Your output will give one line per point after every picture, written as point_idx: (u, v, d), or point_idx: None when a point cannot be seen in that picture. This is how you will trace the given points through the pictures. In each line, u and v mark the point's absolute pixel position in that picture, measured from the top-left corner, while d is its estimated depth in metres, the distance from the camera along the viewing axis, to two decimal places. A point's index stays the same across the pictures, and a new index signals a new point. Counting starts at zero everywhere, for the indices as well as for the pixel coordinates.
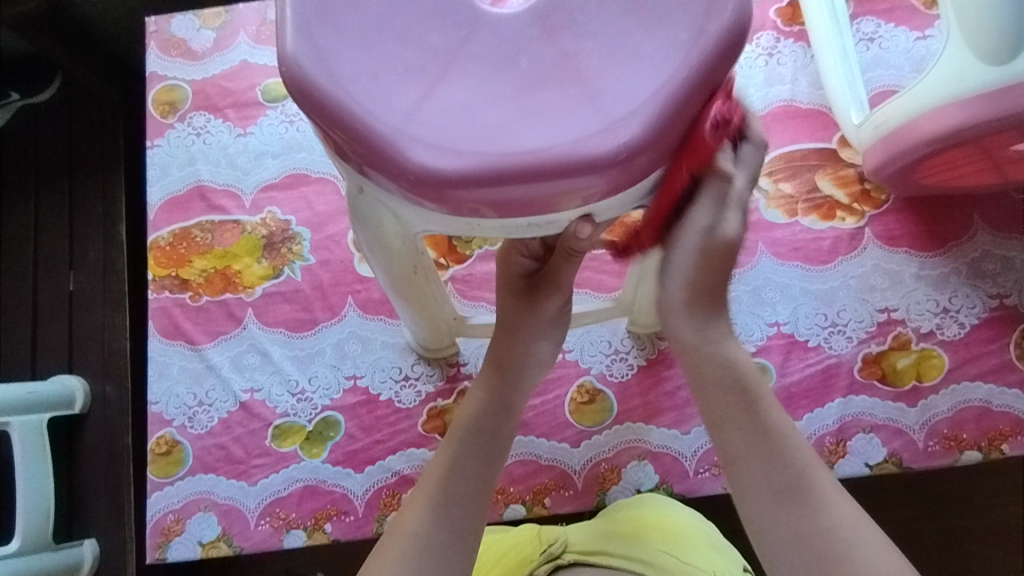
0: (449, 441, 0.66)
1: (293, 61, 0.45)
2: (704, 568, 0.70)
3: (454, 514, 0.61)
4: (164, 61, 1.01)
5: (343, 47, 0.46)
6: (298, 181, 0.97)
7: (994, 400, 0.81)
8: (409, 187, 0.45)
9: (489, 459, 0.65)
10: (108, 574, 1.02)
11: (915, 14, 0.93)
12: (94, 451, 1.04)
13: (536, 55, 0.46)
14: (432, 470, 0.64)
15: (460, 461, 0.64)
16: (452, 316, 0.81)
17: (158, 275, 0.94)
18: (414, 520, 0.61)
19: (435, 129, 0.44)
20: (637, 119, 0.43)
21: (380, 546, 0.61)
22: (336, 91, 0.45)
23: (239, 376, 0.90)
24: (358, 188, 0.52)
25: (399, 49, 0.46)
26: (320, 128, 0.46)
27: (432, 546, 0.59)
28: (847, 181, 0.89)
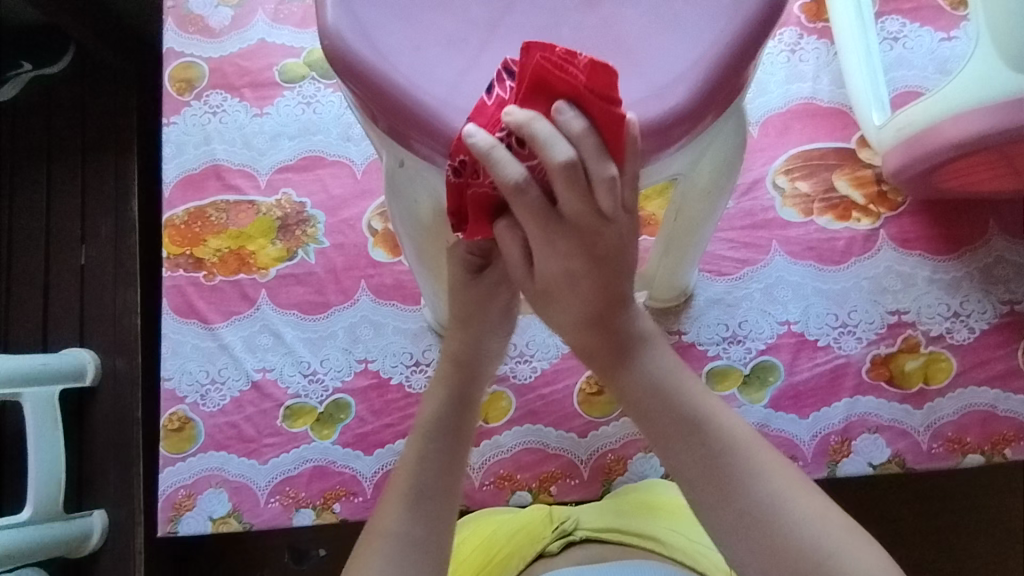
0: (416, 439, 0.60)
1: (339, 36, 0.47)
2: (711, 545, 0.68)
3: (426, 509, 0.56)
4: (181, 37, 1.00)
5: (386, 22, 0.48)
6: (313, 163, 0.97)
7: (1000, 405, 0.82)
8: (455, 159, 0.47)
9: (451, 448, 0.60)
10: (116, 544, 1.04)
11: (940, 15, 0.92)
12: (104, 423, 1.06)
13: (576, 24, 0.48)
14: (399, 471, 0.59)
15: (428, 456, 0.59)
16: None
17: (173, 253, 0.94)
18: (389, 519, 0.55)
19: (478, 100, 0.47)
20: (682, 84, 0.46)
21: (354, 552, 0.55)
22: (382, 66, 0.47)
23: (252, 356, 0.91)
24: (399, 162, 0.54)
25: (442, 21, 0.48)
26: (364, 101, 0.48)
27: (414, 538, 0.55)
28: (864, 182, 0.89)
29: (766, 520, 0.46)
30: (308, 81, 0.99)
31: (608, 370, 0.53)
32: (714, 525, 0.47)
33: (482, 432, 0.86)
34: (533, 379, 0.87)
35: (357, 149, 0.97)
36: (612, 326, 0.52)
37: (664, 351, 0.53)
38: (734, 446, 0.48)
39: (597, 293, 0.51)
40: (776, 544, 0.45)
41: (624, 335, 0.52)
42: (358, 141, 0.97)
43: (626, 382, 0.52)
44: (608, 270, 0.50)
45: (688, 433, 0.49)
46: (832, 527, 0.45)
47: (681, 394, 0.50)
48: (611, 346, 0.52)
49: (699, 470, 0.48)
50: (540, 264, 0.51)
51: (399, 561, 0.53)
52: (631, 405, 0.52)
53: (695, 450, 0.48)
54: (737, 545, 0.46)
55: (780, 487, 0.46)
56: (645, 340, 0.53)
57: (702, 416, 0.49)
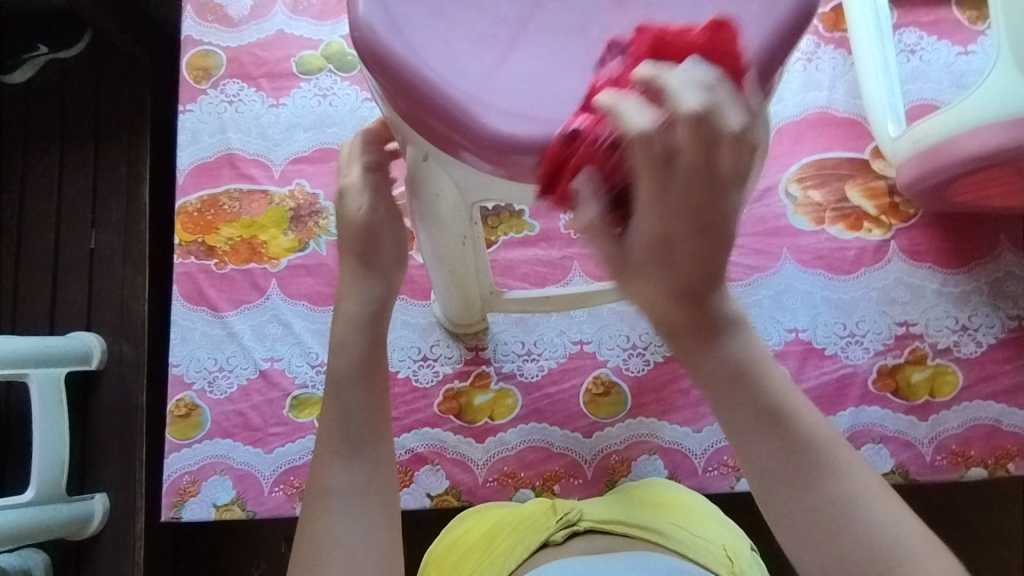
0: (334, 392, 0.57)
1: (367, 28, 0.47)
2: (713, 540, 0.70)
3: (365, 453, 0.55)
4: (200, 26, 1.01)
5: (418, 17, 0.48)
6: (328, 155, 0.97)
7: (1005, 420, 0.82)
8: (480, 152, 0.47)
9: (370, 392, 0.57)
10: (117, 528, 1.04)
11: (958, 29, 0.92)
12: (108, 406, 1.06)
13: (609, 25, 0.48)
14: (328, 420, 0.56)
15: (349, 401, 0.56)
16: (488, 290, 0.79)
17: (185, 240, 0.94)
18: (333, 475, 0.54)
19: (507, 97, 0.46)
20: None
21: (304, 514, 0.54)
22: (412, 60, 0.46)
23: (261, 345, 0.91)
24: (423, 156, 0.53)
25: (473, 18, 0.48)
26: (392, 96, 0.48)
27: (362, 491, 0.54)
28: (876, 193, 0.89)
29: (844, 518, 0.45)
30: (325, 73, 0.99)
31: (689, 356, 0.46)
32: (791, 524, 0.46)
33: (487, 428, 0.86)
34: (541, 378, 0.87)
35: None
36: (705, 302, 0.44)
37: (749, 331, 0.47)
38: (816, 443, 0.46)
39: (677, 276, 0.41)
40: (854, 548, 0.45)
41: (714, 320, 0.45)
42: None
43: (708, 367, 0.46)
44: (694, 254, 0.40)
45: (767, 428, 0.47)
46: (910, 535, 0.45)
47: (764, 385, 0.47)
48: (700, 325, 0.45)
49: (780, 467, 0.46)
50: (630, 232, 0.41)
51: (352, 513, 0.53)
52: (709, 388, 0.47)
53: (774, 445, 0.46)
54: (811, 544, 0.46)
55: (861, 491, 0.46)
56: (734, 322, 0.46)
57: (781, 409, 0.47)
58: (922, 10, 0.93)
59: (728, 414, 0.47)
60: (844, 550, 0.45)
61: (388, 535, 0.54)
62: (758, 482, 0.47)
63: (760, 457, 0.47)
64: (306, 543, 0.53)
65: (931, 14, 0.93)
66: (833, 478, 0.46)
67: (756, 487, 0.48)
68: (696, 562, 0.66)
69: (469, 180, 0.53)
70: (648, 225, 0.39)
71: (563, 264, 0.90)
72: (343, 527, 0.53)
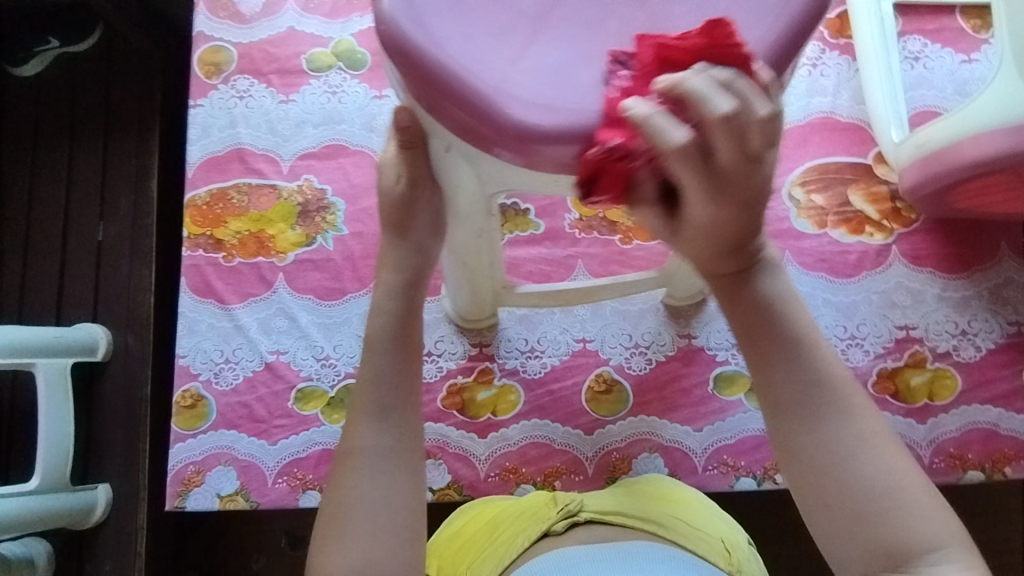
0: (369, 353, 0.62)
1: (391, 21, 0.47)
2: (712, 533, 0.71)
3: (392, 418, 0.60)
4: (212, 22, 1.02)
5: (438, 9, 0.48)
6: (336, 152, 0.98)
7: (1002, 424, 0.83)
8: (502, 142, 0.48)
9: (402, 358, 0.61)
10: (120, 518, 1.05)
11: (962, 37, 0.93)
12: (113, 397, 1.07)
13: (626, 19, 0.49)
14: (361, 382, 0.61)
15: (382, 367, 0.61)
16: (501, 283, 0.80)
17: (193, 232, 0.95)
18: (363, 435, 0.59)
19: (532, 87, 0.47)
20: None
21: (334, 472, 0.59)
22: (434, 52, 0.47)
23: (267, 338, 0.92)
24: (444, 147, 0.55)
25: (493, 12, 0.49)
26: (416, 87, 0.48)
27: (386, 450, 0.59)
28: (878, 198, 0.90)
29: (846, 453, 0.53)
30: (335, 71, 1.00)
31: (727, 292, 0.57)
32: (798, 448, 0.55)
33: (490, 423, 0.87)
34: (544, 374, 0.88)
35: (380, 140, 0.98)
36: (744, 253, 0.55)
37: (782, 278, 0.58)
38: (831, 380, 0.55)
39: (719, 243, 0.53)
40: (853, 481, 0.53)
41: (747, 265, 0.56)
42: (381, 133, 0.99)
43: (742, 302, 0.57)
44: (743, 222, 0.50)
45: (789, 360, 0.56)
46: (907, 477, 0.53)
47: (790, 322, 0.56)
48: (739, 269, 0.56)
49: (794, 397, 0.55)
50: (686, 219, 0.51)
51: (375, 471, 0.58)
52: (743, 326, 0.57)
53: (794, 376, 0.55)
54: (815, 470, 0.54)
55: (862, 431, 0.54)
56: (767, 268, 0.57)
57: (803, 345, 0.56)
58: (927, 18, 0.94)
59: (760, 349, 0.56)
60: (837, 476, 0.53)
61: (405, 495, 0.58)
62: (776, 406, 0.56)
63: (783, 385, 0.55)
64: (332, 497, 0.58)
65: (935, 22, 0.94)
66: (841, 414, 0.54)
67: (775, 419, 0.56)
68: (694, 553, 0.68)
69: (492, 168, 0.54)
70: (706, 209, 0.49)
71: (568, 262, 0.91)
72: (364, 486, 0.58)
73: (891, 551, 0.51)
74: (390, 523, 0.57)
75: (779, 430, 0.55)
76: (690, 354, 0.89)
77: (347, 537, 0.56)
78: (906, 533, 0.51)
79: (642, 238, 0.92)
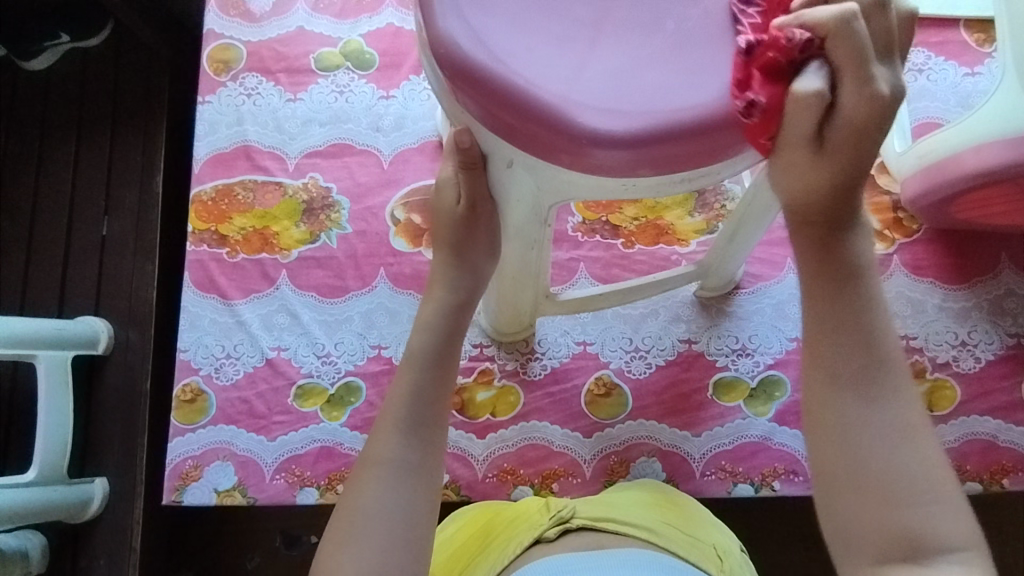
0: (406, 369, 0.63)
1: (449, 42, 0.47)
2: (705, 539, 0.71)
3: (421, 433, 0.60)
4: (223, 20, 1.03)
5: (496, 25, 0.48)
6: (342, 151, 0.99)
7: (1001, 435, 0.83)
8: (576, 151, 0.48)
9: (437, 378, 0.63)
10: (116, 513, 1.05)
11: (965, 50, 0.94)
12: (113, 391, 1.07)
13: (680, 20, 0.50)
14: (394, 396, 0.62)
15: (418, 382, 0.62)
16: (542, 294, 0.80)
17: (198, 228, 0.96)
18: (387, 445, 0.59)
19: (599, 94, 0.47)
20: None
21: (353, 474, 0.60)
22: (498, 69, 0.47)
23: (268, 334, 0.93)
24: (506, 163, 0.54)
25: (550, 23, 0.48)
26: (479, 107, 0.48)
27: (408, 464, 0.59)
28: (880, 207, 0.90)
29: (879, 434, 0.52)
30: (343, 71, 1.01)
31: (818, 242, 0.52)
32: (842, 420, 0.52)
33: (489, 424, 0.87)
34: (543, 376, 0.89)
35: (386, 140, 0.99)
36: (847, 200, 0.50)
37: (869, 243, 0.54)
38: (888, 361, 0.53)
39: (848, 172, 0.48)
40: (882, 462, 0.51)
41: (841, 219, 0.52)
42: (388, 133, 0.99)
43: (833, 256, 0.52)
44: (875, 149, 0.47)
45: (853, 331, 0.53)
46: (932, 470, 0.51)
47: (867, 290, 0.53)
48: (830, 223, 0.52)
49: (847, 369, 0.53)
50: (832, 126, 0.46)
51: (393, 482, 0.58)
52: (824, 277, 0.53)
53: (857, 346, 0.53)
54: (853, 444, 0.52)
55: (904, 422, 0.52)
56: (858, 229, 0.53)
57: (872, 320, 0.53)
58: (931, 31, 0.95)
59: (828, 308, 0.53)
60: (868, 462, 0.51)
61: (421, 508, 0.58)
62: (829, 376, 0.53)
63: (841, 351, 0.53)
64: (347, 501, 0.58)
65: (939, 34, 0.95)
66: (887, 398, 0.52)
67: (825, 386, 0.53)
68: (687, 560, 0.67)
69: (555, 181, 0.54)
70: (859, 114, 0.45)
71: (570, 265, 0.92)
72: (381, 493, 0.57)
73: (907, 543, 0.50)
74: (399, 537, 0.56)
75: (825, 395, 0.53)
76: (690, 360, 0.89)
77: (353, 544, 0.55)
78: (928, 527, 0.50)
79: (644, 243, 0.92)
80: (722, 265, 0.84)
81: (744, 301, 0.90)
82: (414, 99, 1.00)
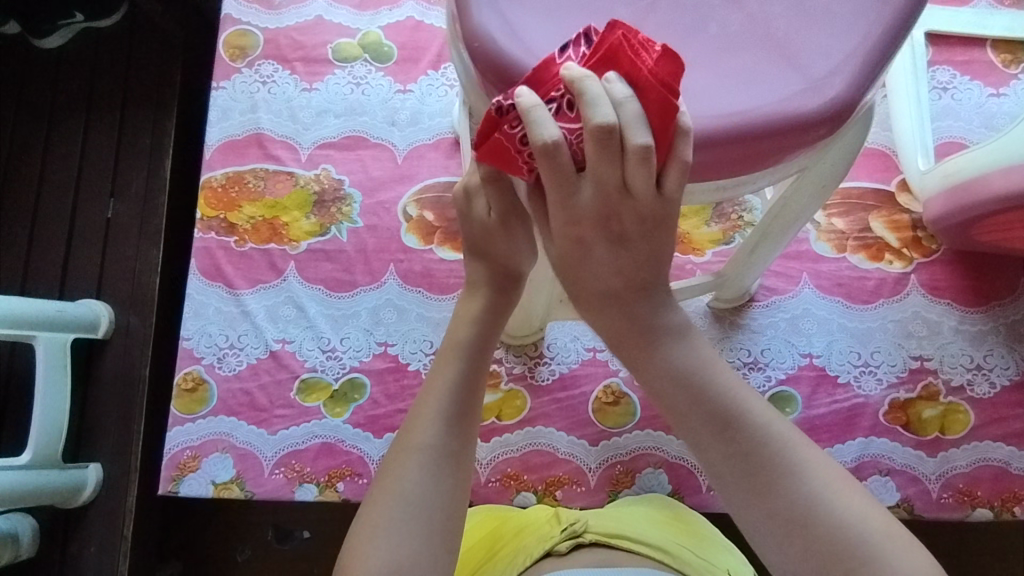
0: (447, 359, 0.61)
1: (485, 37, 0.46)
2: (719, 564, 0.69)
3: (461, 425, 0.58)
4: (241, 6, 1.02)
5: (535, 22, 0.46)
6: (356, 143, 0.97)
7: (1014, 462, 0.82)
8: None
9: (475, 369, 0.61)
10: (107, 500, 1.03)
11: (992, 70, 0.93)
12: (111, 377, 1.06)
13: (724, 21, 0.47)
14: (433, 385, 0.60)
15: (460, 375, 0.60)
16: (559, 297, 0.78)
17: (207, 214, 0.94)
18: (426, 432, 0.57)
19: None
20: (840, 77, 0.46)
21: (385, 460, 0.57)
22: (534, 66, 0.45)
23: (273, 326, 0.91)
24: None
25: (590, 22, 0.47)
26: None
27: (445, 454, 0.56)
28: (899, 226, 0.89)
29: (803, 518, 0.49)
30: (360, 63, 1.00)
31: (640, 361, 0.54)
32: (749, 515, 0.51)
33: (493, 428, 0.85)
34: (552, 382, 0.87)
35: (401, 134, 0.98)
36: (642, 311, 0.53)
37: (693, 341, 0.54)
38: (767, 444, 0.50)
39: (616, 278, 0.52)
40: (816, 542, 0.48)
41: (654, 326, 0.53)
42: (403, 127, 0.98)
43: (654, 374, 0.54)
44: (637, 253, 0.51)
45: (711, 426, 0.52)
46: (868, 520, 0.48)
47: (715, 389, 0.52)
48: (641, 330, 0.54)
49: (733, 463, 0.51)
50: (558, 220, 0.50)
51: (430, 470, 0.55)
52: (659, 397, 0.54)
53: (719, 444, 0.51)
54: (772, 538, 0.50)
55: (820, 484, 0.49)
56: (674, 333, 0.54)
57: (733, 413, 0.51)
58: (957, 49, 0.94)
59: (683, 424, 0.53)
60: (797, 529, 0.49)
61: (455, 503, 0.56)
62: (722, 485, 0.52)
63: (714, 454, 0.52)
64: (382, 487, 0.56)
65: (965, 54, 0.94)
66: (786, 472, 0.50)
67: (725, 493, 0.52)
68: None
69: None
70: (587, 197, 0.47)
71: None
72: (419, 481, 0.55)
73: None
74: (435, 526, 0.54)
75: (727, 502, 0.52)
76: None
77: (387, 530, 0.53)
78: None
79: None
80: (738, 278, 0.80)
81: (763, 313, 0.87)
82: (431, 94, 0.99)
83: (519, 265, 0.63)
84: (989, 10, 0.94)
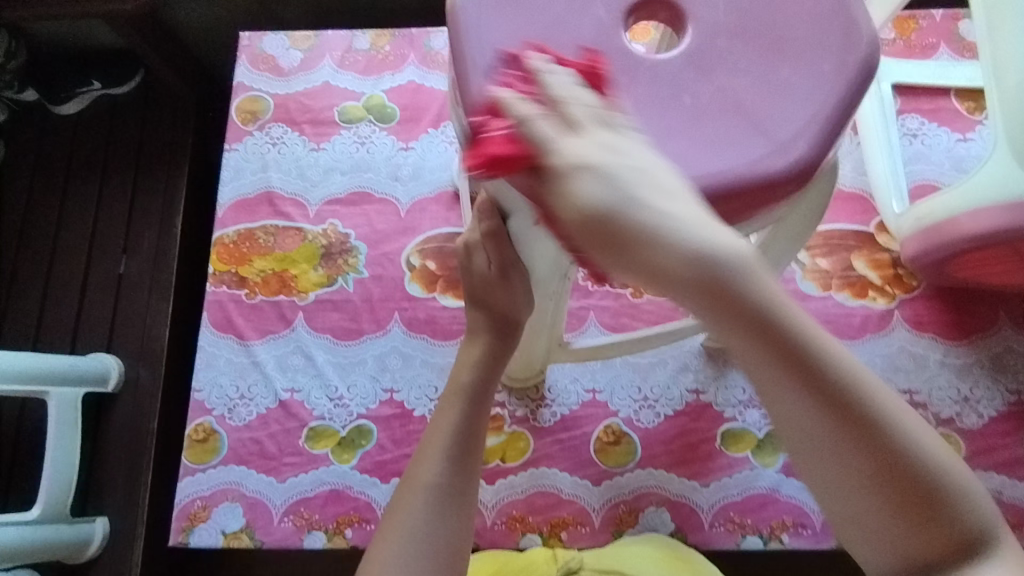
0: (450, 401, 0.64)
1: None
2: None
3: (466, 465, 0.61)
4: (252, 74, 1.08)
5: None
6: (361, 199, 1.03)
7: (1006, 492, 0.84)
8: None
9: (478, 411, 0.64)
10: (114, 555, 1.03)
11: (958, 117, 0.99)
12: (120, 430, 1.07)
13: (697, 93, 0.51)
14: (437, 427, 0.63)
15: (463, 416, 0.63)
16: (557, 341, 0.82)
17: (219, 269, 0.98)
18: (431, 471, 0.60)
19: None
20: (802, 140, 0.51)
21: (393, 498, 0.60)
22: None
23: (283, 375, 0.94)
24: (532, 222, 0.57)
25: None
26: None
27: (449, 492, 0.59)
28: (881, 264, 0.94)
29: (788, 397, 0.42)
30: (365, 123, 1.06)
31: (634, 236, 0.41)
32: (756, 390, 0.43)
33: (498, 470, 0.88)
34: (554, 423, 0.90)
35: (404, 189, 1.03)
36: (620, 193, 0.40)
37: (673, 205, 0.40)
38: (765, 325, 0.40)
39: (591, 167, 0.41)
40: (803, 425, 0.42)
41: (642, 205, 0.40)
42: (406, 182, 1.03)
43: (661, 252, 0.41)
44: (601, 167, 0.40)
45: (775, 358, 0.40)
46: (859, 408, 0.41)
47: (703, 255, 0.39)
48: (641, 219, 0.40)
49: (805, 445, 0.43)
50: None
51: (435, 508, 0.58)
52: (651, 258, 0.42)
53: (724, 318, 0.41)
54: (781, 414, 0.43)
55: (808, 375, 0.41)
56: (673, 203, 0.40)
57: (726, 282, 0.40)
58: (924, 99, 1.00)
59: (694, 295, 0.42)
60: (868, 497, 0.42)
61: (460, 542, 0.58)
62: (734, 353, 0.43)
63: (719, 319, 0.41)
64: (388, 526, 0.58)
65: (932, 102, 1.00)
66: (857, 418, 0.41)
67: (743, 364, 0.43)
68: None
69: None
70: None
71: (580, 314, 0.94)
72: (426, 519, 0.57)
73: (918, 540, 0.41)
74: (440, 564, 0.56)
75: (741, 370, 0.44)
76: (698, 410, 0.90)
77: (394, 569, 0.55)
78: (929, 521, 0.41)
79: None
80: None
81: None
82: (432, 150, 1.05)
83: (518, 313, 0.67)
84: (951, 62, 1.01)
